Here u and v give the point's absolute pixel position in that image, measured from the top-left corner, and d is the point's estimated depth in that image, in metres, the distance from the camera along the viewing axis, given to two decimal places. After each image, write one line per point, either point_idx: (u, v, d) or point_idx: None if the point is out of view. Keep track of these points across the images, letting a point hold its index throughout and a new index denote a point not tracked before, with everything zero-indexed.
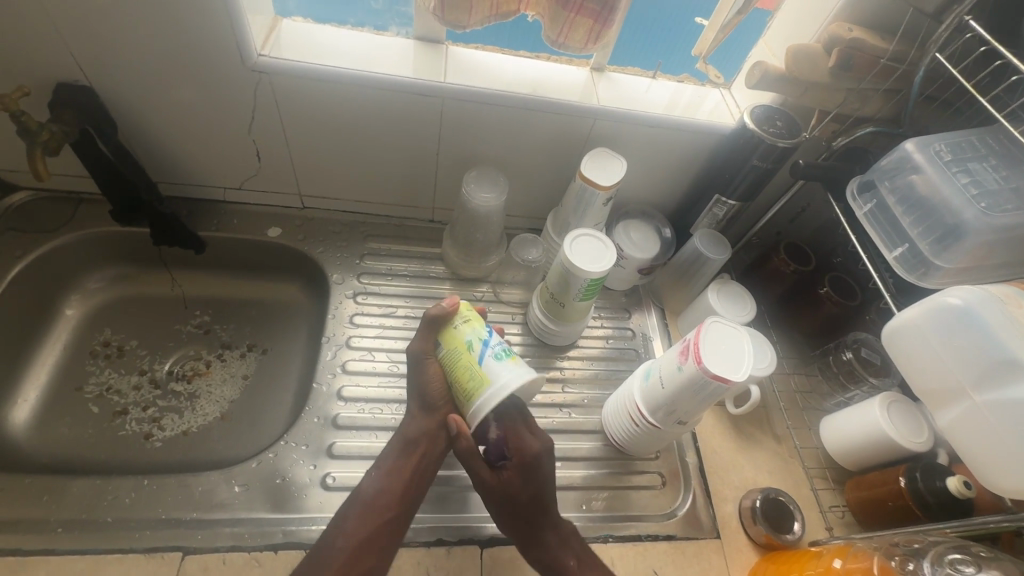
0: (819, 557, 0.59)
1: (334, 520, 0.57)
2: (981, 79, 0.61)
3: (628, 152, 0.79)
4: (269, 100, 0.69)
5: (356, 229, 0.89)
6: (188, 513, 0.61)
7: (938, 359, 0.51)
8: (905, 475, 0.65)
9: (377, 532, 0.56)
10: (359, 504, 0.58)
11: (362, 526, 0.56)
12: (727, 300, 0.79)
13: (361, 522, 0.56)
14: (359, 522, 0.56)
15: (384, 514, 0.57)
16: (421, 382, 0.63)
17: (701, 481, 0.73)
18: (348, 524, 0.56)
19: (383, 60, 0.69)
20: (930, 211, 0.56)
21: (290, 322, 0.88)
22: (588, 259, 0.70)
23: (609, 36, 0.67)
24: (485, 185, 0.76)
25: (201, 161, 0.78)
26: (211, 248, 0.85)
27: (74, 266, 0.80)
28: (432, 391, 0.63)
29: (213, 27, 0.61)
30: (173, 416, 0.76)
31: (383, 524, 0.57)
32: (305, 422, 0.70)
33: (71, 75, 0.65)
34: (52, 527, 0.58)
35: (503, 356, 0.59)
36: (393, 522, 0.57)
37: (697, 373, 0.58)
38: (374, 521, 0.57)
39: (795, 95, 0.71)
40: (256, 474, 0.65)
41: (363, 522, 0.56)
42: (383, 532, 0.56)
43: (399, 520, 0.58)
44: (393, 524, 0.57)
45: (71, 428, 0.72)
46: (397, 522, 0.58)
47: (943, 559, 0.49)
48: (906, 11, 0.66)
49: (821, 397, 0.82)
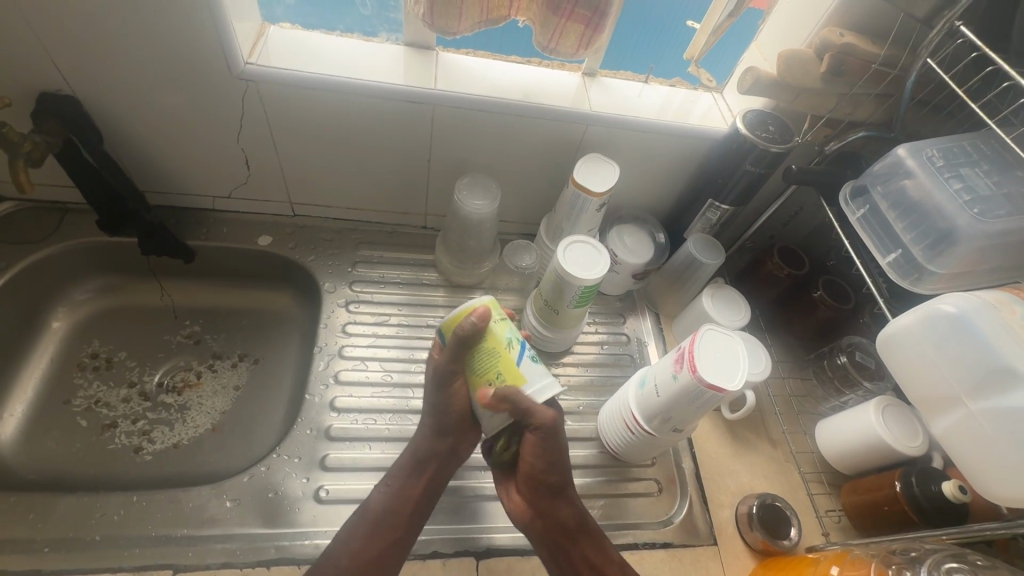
0: (816, 563, 0.59)
1: (340, 532, 0.57)
2: (973, 84, 0.61)
3: (620, 157, 0.79)
4: (258, 108, 0.68)
5: (348, 237, 0.88)
6: (179, 529, 0.60)
7: (935, 368, 0.50)
8: (900, 480, 0.65)
9: (384, 552, 0.55)
10: (366, 523, 0.57)
11: (369, 543, 0.55)
12: (721, 305, 0.79)
13: (367, 539, 0.55)
14: (365, 540, 0.55)
15: (393, 532, 0.57)
16: (441, 400, 0.60)
17: (697, 487, 0.73)
18: (354, 540, 0.55)
19: (371, 67, 0.68)
20: (922, 217, 0.56)
21: (281, 331, 0.87)
22: (582, 265, 0.69)
23: (601, 41, 0.67)
24: (477, 191, 0.76)
25: (188, 169, 0.77)
26: (201, 258, 0.84)
27: (60, 278, 0.79)
28: (450, 414, 0.60)
29: (199, 35, 0.60)
30: (163, 428, 0.75)
31: (393, 542, 0.56)
32: (297, 434, 0.69)
33: (54, 85, 0.64)
34: (38, 547, 0.57)
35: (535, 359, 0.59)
36: (398, 542, 0.56)
37: (691, 382, 0.58)
38: (380, 540, 0.56)
39: (787, 98, 0.70)
40: (247, 489, 0.64)
41: (368, 541, 0.55)
42: (388, 553, 0.55)
43: (406, 541, 0.57)
44: (401, 543, 0.57)
45: (58, 444, 0.71)
46: (403, 545, 0.57)
47: (939, 567, 0.49)
48: (897, 16, 0.66)
49: (816, 401, 0.82)
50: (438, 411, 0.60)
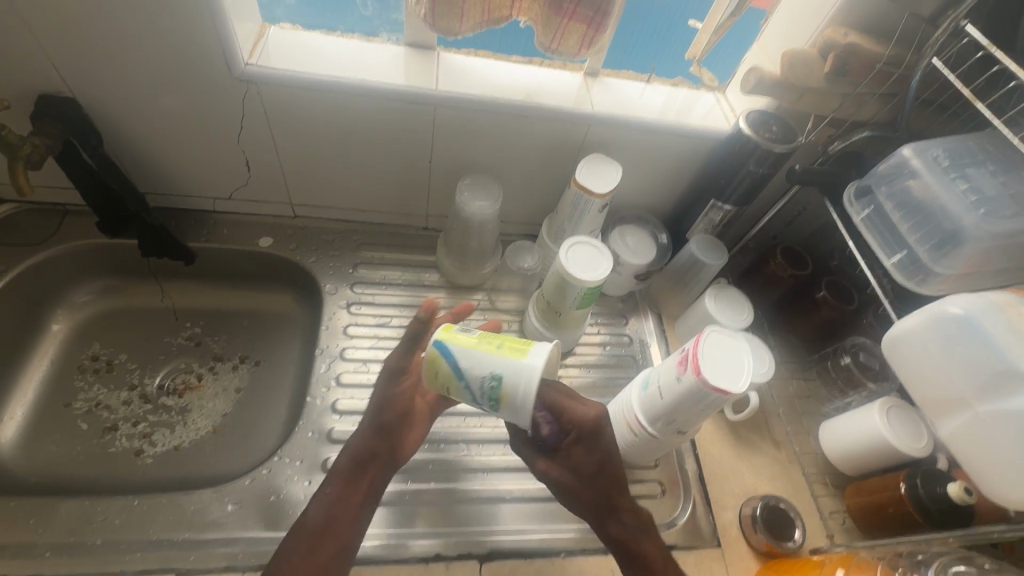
0: (821, 566, 0.59)
1: (275, 551, 0.52)
2: (979, 84, 0.61)
3: (622, 157, 0.79)
4: (258, 110, 0.68)
5: (349, 238, 0.87)
6: (181, 533, 0.60)
7: (940, 369, 0.50)
8: (905, 482, 0.64)
9: (326, 563, 0.52)
10: (304, 534, 0.53)
11: (311, 553, 0.52)
12: (724, 306, 0.79)
13: (308, 551, 0.52)
14: (306, 551, 0.52)
15: (335, 540, 0.53)
16: (387, 396, 0.62)
17: (700, 489, 0.73)
18: (292, 555, 0.51)
19: (373, 68, 0.68)
20: (928, 218, 0.56)
21: (282, 333, 0.86)
22: (585, 266, 0.69)
23: (603, 41, 0.67)
24: (479, 192, 0.75)
25: (189, 171, 0.76)
26: (201, 260, 0.83)
27: (60, 280, 0.78)
28: (391, 411, 0.61)
29: (199, 37, 0.60)
30: (164, 431, 0.75)
31: (338, 549, 0.53)
32: (299, 436, 0.69)
33: (53, 87, 0.64)
34: (39, 551, 0.57)
35: (497, 402, 0.54)
36: (342, 551, 0.53)
37: (697, 384, 0.57)
38: (323, 550, 0.52)
39: (791, 98, 0.70)
40: (249, 492, 0.63)
41: (312, 552, 0.52)
42: (331, 561, 0.52)
43: (349, 551, 0.54)
44: (346, 549, 0.53)
45: (59, 446, 0.71)
46: (345, 554, 0.53)
47: (947, 570, 0.49)
48: (902, 15, 0.66)
49: (820, 402, 0.82)
50: (381, 409, 0.61)
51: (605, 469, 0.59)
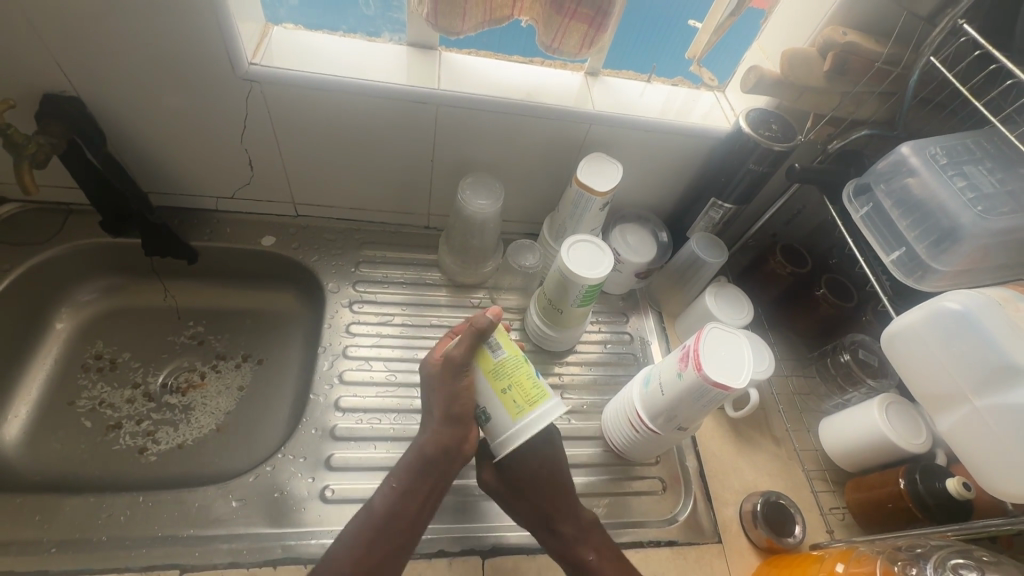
0: (821, 560, 0.59)
1: (340, 537, 0.55)
2: (977, 82, 0.62)
3: (623, 156, 0.79)
4: (261, 109, 0.68)
5: (351, 237, 0.88)
6: (186, 529, 0.60)
7: (939, 363, 0.51)
8: (904, 477, 0.65)
9: (388, 557, 0.54)
10: (369, 527, 0.55)
11: (374, 546, 0.54)
12: (724, 304, 0.79)
13: (371, 544, 0.54)
14: (369, 544, 0.54)
15: (397, 536, 0.55)
16: (449, 390, 0.60)
17: (701, 485, 0.73)
18: (356, 546, 0.54)
19: (375, 67, 0.68)
20: (926, 215, 0.56)
21: (285, 331, 0.87)
22: (586, 264, 0.70)
23: (603, 40, 0.67)
24: (481, 191, 0.76)
25: (192, 170, 0.77)
26: (204, 258, 0.84)
27: (64, 279, 0.79)
28: (461, 402, 0.60)
29: (203, 36, 0.60)
30: (168, 429, 0.75)
31: (399, 545, 0.55)
32: (302, 434, 0.69)
33: (57, 86, 0.64)
34: (45, 548, 0.57)
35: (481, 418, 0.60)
36: (402, 547, 0.55)
37: (697, 380, 0.58)
38: (386, 543, 0.54)
39: (791, 97, 0.71)
40: (253, 489, 0.64)
41: (374, 546, 0.54)
42: (392, 555, 0.54)
43: (409, 546, 0.56)
44: (406, 546, 0.55)
45: (63, 444, 0.71)
46: (406, 549, 0.55)
47: (946, 564, 0.49)
48: (900, 14, 0.67)
49: (820, 399, 0.82)
50: (448, 402, 0.60)
51: (542, 475, 0.63)
